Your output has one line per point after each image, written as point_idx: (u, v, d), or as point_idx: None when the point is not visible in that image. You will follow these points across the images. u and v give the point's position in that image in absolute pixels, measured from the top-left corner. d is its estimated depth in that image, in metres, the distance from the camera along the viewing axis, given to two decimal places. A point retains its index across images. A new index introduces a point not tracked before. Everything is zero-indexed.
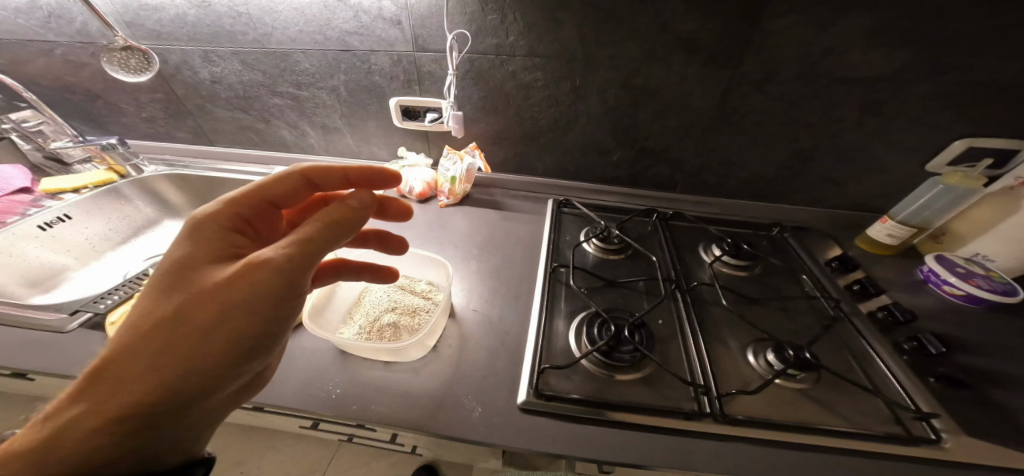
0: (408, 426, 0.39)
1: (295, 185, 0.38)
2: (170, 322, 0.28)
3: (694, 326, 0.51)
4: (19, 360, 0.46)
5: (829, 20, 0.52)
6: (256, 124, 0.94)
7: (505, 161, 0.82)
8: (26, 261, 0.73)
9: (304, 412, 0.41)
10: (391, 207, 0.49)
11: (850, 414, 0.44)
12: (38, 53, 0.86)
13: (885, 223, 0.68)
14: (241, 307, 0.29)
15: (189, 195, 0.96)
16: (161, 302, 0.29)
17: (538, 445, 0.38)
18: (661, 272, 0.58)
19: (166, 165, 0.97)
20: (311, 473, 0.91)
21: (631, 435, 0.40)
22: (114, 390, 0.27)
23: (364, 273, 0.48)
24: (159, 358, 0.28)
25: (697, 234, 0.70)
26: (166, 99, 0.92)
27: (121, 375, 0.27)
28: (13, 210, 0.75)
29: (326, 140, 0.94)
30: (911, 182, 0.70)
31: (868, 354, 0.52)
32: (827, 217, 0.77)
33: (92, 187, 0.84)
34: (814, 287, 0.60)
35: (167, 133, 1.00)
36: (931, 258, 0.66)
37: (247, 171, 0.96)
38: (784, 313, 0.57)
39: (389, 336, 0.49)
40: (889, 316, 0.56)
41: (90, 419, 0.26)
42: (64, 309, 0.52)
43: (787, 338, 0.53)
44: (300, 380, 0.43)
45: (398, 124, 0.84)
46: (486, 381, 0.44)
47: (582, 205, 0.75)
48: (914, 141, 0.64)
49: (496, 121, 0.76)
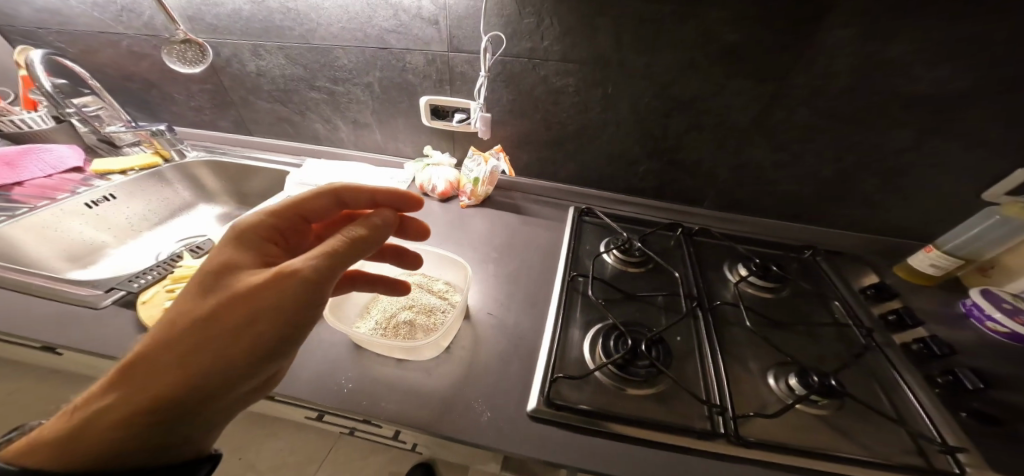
0: (415, 426, 0.38)
1: (328, 201, 0.40)
2: (197, 325, 0.29)
3: (716, 346, 0.48)
4: (53, 333, 0.48)
5: (884, 34, 0.50)
6: (292, 117, 0.98)
7: (528, 165, 0.82)
8: (70, 237, 0.78)
9: (315, 404, 0.40)
10: (410, 227, 0.48)
11: (872, 444, 0.40)
12: (105, 43, 0.93)
13: (929, 252, 0.63)
14: (264, 314, 0.29)
15: (224, 180, 1.01)
16: (194, 305, 0.30)
17: (546, 455, 0.36)
18: (683, 289, 0.56)
19: (206, 152, 1.02)
20: (311, 462, 0.91)
21: (646, 452, 0.37)
22: (139, 388, 0.27)
23: (378, 287, 0.47)
24: (185, 361, 0.28)
25: (723, 252, 0.67)
26: (214, 89, 0.97)
27: (145, 375, 0.27)
28: (63, 187, 0.80)
29: (356, 134, 0.96)
30: (961, 210, 0.66)
31: (897, 384, 0.47)
32: (863, 244, 0.73)
33: (137, 170, 0.89)
34: (846, 315, 0.56)
35: (211, 122, 1.06)
36: (977, 292, 0.60)
37: (279, 161, 1.00)
38: (813, 342, 0.52)
39: (404, 334, 0.49)
40: (924, 349, 0.51)
41: (114, 415, 0.26)
42: (100, 286, 0.55)
43: (815, 365, 0.49)
44: (314, 372, 0.43)
45: (426, 123, 0.86)
46: (497, 387, 0.42)
47: (604, 215, 0.73)
48: (970, 166, 0.60)
49: (523, 125, 0.76)
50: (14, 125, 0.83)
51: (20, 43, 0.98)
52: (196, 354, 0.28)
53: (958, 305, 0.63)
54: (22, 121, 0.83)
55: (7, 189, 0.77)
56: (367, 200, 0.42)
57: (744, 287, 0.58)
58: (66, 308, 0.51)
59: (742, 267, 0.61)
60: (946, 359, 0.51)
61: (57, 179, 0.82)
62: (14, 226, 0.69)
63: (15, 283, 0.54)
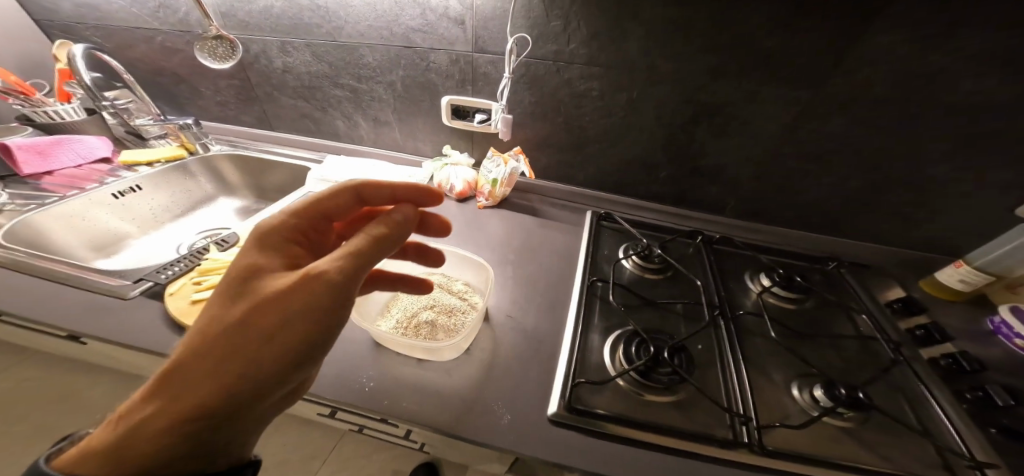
0: (434, 427, 0.38)
1: (348, 199, 0.40)
2: (230, 328, 0.29)
3: (739, 356, 0.46)
4: (81, 322, 0.49)
5: (928, 44, 0.49)
6: (315, 113, 1.00)
7: (547, 168, 0.82)
8: (97, 226, 0.81)
9: (338, 402, 0.41)
10: (432, 222, 0.48)
11: (896, 456, 0.38)
12: (139, 39, 0.97)
13: (958, 267, 0.60)
14: (295, 313, 0.29)
15: (245, 174, 1.03)
16: (224, 310, 0.30)
17: (565, 459, 0.35)
18: (704, 297, 0.54)
19: (229, 145, 1.04)
20: (315, 458, 0.91)
21: (668, 459, 0.36)
22: (178, 395, 0.27)
23: (400, 285, 0.46)
24: (219, 367, 0.28)
25: (745, 262, 0.65)
26: (241, 85, 1.00)
27: (182, 382, 0.28)
28: (90, 178, 0.83)
29: (376, 132, 0.98)
30: (1000, 228, 0.63)
31: (923, 398, 0.45)
32: (893, 259, 0.71)
33: (163, 162, 0.92)
34: (872, 328, 0.54)
35: (235, 117, 1.09)
36: (1006, 309, 0.57)
37: (299, 156, 1.02)
38: (841, 356, 0.50)
39: (425, 334, 0.48)
40: (953, 365, 0.49)
41: (156, 422, 0.27)
42: (128, 277, 0.56)
43: (841, 378, 0.47)
44: (336, 370, 0.44)
45: (447, 123, 0.86)
46: (517, 390, 0.42)
47: (623, 220, 0.72)
48: (1011, 182, 0.57)
49: (545, 128, 0.76)
50: (47, 115, 0.86)
51: (58, 37, 1.01)
52: (231, 356, 0.28)
53: (987, 322, 0.59)
54: (55, 112, 0.86)
55: (38, 178, 0.80)
56: (386, 195, 0.41)
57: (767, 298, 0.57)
58: (97, 296, 0.53)
59: (765, 277, 0.60)
60: (975, 375, 0.48)
61: (86, 170, 0.85)
62: (44, 216, 0.72)
63: (49, 273, 0.55)
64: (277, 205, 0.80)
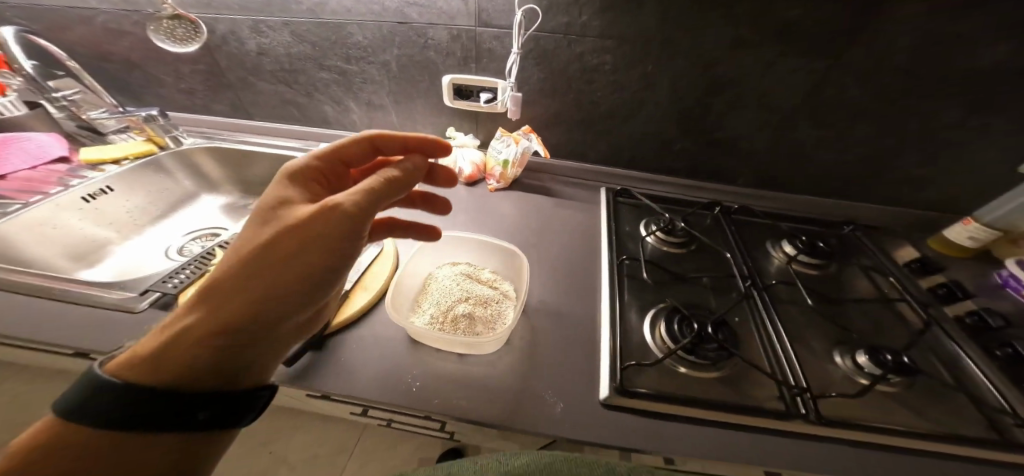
0: (491, 422, 0.38)
1: (363, 147, 0.39)
2: (252, 255, 0.29)
3: (779, 327, 0.48)
4: (87, 341, 0.46)
5: (951, 8, 0.48)
6: (299, 99, 0.93)
7: (557, 146, 0.79)
8: (71, 233, 0.74)
9: (385, 404, 0.41)
10: (441, 174, 0.47)
11: (938, 417, 0.41)
12: (78, 20, 0.86)
13: (967, 225, 0.63)
14: (313, 240, 0.29)
15: (227, 169, 0.96)
16: (249, 237, 0.30)
17: (626, 443, 0.36)
18: (736, 269, 0.56)
19: (203, 138, 0.97)
20: (337, 455, 0.91)
21: (730, 434, 0.37)
22: (206, 315, 0.28)
23: (410, 234, 0.48)
24: (244, 290, 0.28)
25: (766, 231, 0.66)
26: (208, 71, 0.91)
27: (210, 302, 0.28)
28: (49, 181, 0.75)
29: (370, 117, 0.92)
30: (1002, 183, 0.66)
31: (960, 358, 0.48)
32: (899, 219, 0.73)
33: (131, 159, 0.84)
34: (897, 290, 0.56)
35: (205, 106, 1.00)
36: (1014, 263, 0.61)
37: (280, 146, 0.95)
38: (871, 319, 0.53)
39: (464, 327, 0.49)
40: (978, 322, 0.53)
41: (186, 339, 0.27)
42: (130, 289, 0.52)
43: (876, 341, 0.49)
44: (381, 371, 0.43)
45: (449, 104, 0.81)
46: (564, 377, 0.42)
47: (641, 196, 0.72)
48: (1015, 141, 0.60)
49: (554, 104, 0.73)
50: None
51: None
52: (252, 281, 0.29)
53: (994, 275, 0.63)
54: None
55: None
56: (400, 144, 0.40)
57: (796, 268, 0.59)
58: (102, 314, 0.49)
59: (788, 245, 0.61)
60: (999, 332, 0.52)
61: (42, 172, 0.76)
62: (8, 224, 0.65)
63: (41, 289, 0.51)
64: None
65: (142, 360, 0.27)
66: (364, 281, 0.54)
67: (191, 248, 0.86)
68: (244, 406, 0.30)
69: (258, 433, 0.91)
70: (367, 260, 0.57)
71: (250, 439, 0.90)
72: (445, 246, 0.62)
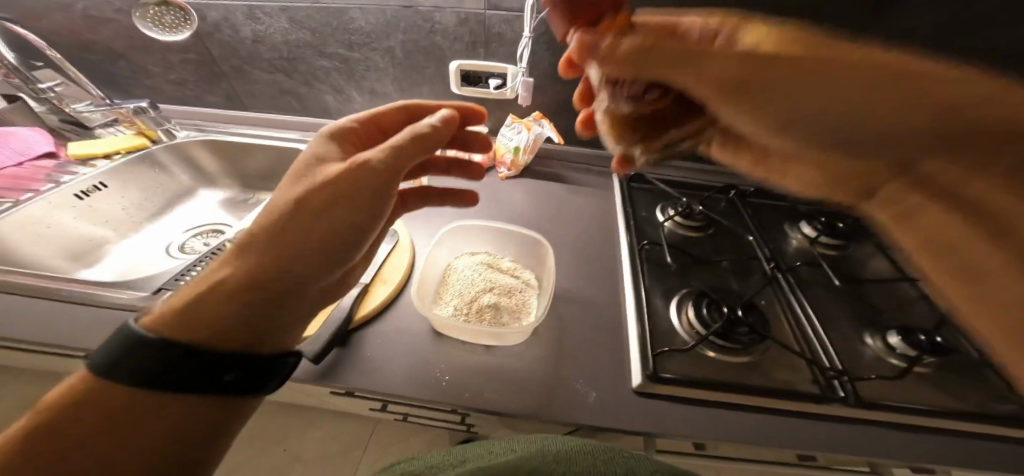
0: (524, 413, 0.39)
1: (401, 117, 0.45)
2: (285, 211, 0.31)
3: (807, 307, 0.48)
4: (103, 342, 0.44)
5: None
6: (297, 88, 0.90)
7: (568, 132, 0.78)
8: (66, 233, 0.72)
9: (423, 400, 0.42)
10: (475, 140, 0.51)
11: (973, 395, 0.42)
12: (55, 8, 0.81)
13: None
14: (334, 202, 0.31)
15: (225, 164, 0.93)
16: (285, 195, 0.33)
17: (671, 430, 0.37)
18: (761, 251, 0.56)
19: (197, 131, 0.93)
20: (351, 451, 0.91)
21: (769, 419, 0.38)
22: (244, 265, 0.31)
23: (447, 200, 0.53)
24: (276, 243, 0.31)
25: (784, 213, 0.66)
26: (200, 60, 0.87)
27: (249, 253, 0.32)
28: (37, 177, 0.73)
29: (372, 106, 0.89)
30: None
31: None
32: None
33: (123, 153, 0.82)
34: None
35: (198, 97, 0.96)
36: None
37: (280, 138, 0.92)
38: (896, 299, 0.53)
39: (490, 317, 0.51)
40: None
41: (227, 286, 0.31)
42: (143, 288, 0.51)
43: (905, 321, 0.50)
44: (416, 365, 0.45)
45: (455, 91, 0.79)
46: (596, 367, 0.43)
47: (657, 181, 0.71)
48: None
49: (565, 90, 0.72)
50: None
51: None
52: (283, 236, 0.31)
53: None
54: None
55: None
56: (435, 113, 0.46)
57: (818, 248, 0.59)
58: (113, 314, 0.47)
59: (807, 226, 0.62)
60: None
61: (29, 168, 0.74)
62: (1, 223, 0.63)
63: (39, 290, 0.49)
64: None
65: (193, 302, 0.31)
66: (382, 275, 0.57)
67: (193, 244, 0.84)
68: (267, 371, 0.34)
69: (273, 430, 0.92)
70: (384, 253, 0.61)
71: (267, 435, 0.91)
72: (462, 238, 0.64)
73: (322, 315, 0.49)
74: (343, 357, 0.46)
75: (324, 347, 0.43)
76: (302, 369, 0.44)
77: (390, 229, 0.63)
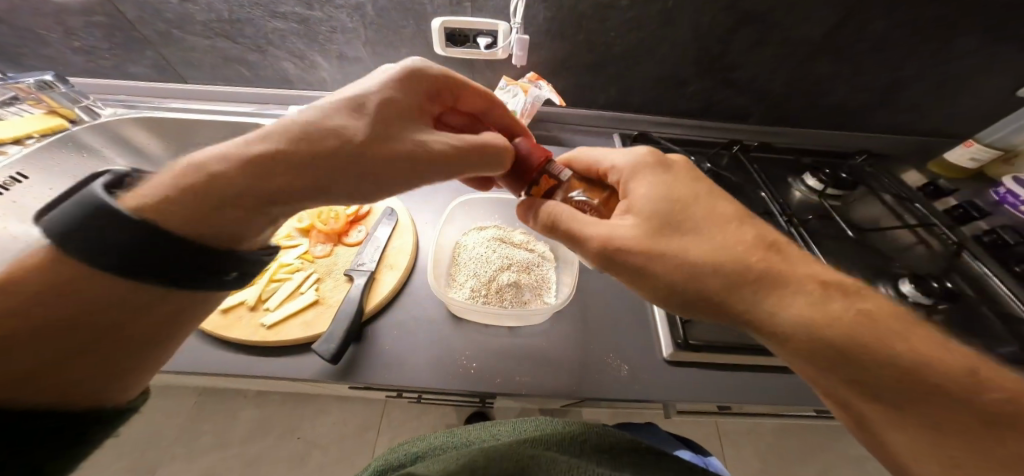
0: (563, 389, 0.46)
1: (479, 100, 0.44)
2: (354, 150, 0.31)
3: (816, 251, 0.56)
4: None
5: None
6: (247, 56, 0.76)
7: (566, 93, 0.74)
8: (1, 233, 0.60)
9: (478, 391, 0.45)
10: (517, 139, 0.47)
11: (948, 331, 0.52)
12: None
13: (970, 147, 0.70)
14: (392, 168, 0.32)
15: (169, 143, 0.80)
16: (359, 130, 0.31)
17: (692, 391, 0.47)
18: (777, 208, 0.61)
19: (127, 108, 0.80)
20: (365, 431, 0.93)
21: (769, 372, 0.49)
22: (283, 178, 0.28)
23: None
24: (331, 177, 0.30)
25: (787, 166, 0.71)
26: (109, 23, 0.69)
27: (291, 166, 0.28)
28: None
29: (343, 73, 0.79)
30: (983, 108, 0.72)
31: (983, 276, 0.58)
32: (892, 146, 0.79)
33: (38, 136, 0.68)
34: (928, 215, 0.63)
35: (119, 69, 0.79)
36: (1011, 180, 0.68)
37: (237, 113, 0.80)
38: (896, 246, 0.62)
39: (512, 296, 0.53)
40: (996, 240, 0.61)
41: (245, 187, 0.27)
42: None
43: (908, 268, 0.59)
44: (471, 355, 0.48)
45: (439, 52, 0.71)
46: (625, 339, 0.51)
47: (660, 140, 0.71)
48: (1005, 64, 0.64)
49: (562, 49, 0.66)
50: None
51: None
52: (339, 170, 0.30)
53: (989, 193, 0.71)
54: None
55: None
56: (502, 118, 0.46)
57: (825, 201, 0.65)
58: None
59: (813, 177, 0.66)
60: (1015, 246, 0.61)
61: None
62: None
63: None
64: None
65: (187, 190, 0.26)
66: (387, 260, 0.55)
67: None
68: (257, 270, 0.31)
69: (283, 418, 0.91)
70: (384, 236, 0.57)
71: (275, 425, 0.90)
72: (473, 216, 0.65)
73: (333, 310, 0.49)
74: (360, 354, 0.46)
75: (341, 346, 0.43)
76: (323, 370, 0.44)
77: (389, 209, 0.60)
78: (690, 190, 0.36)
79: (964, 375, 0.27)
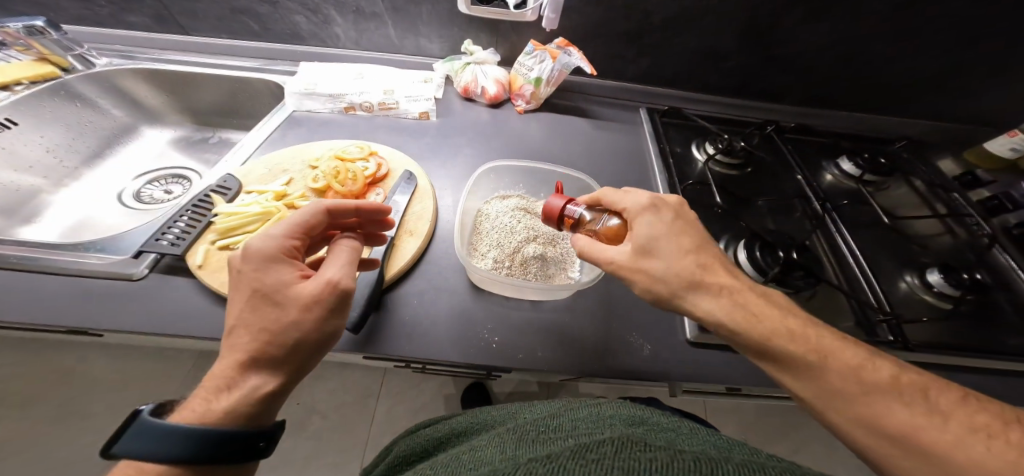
0: (586, 364, 0.44)
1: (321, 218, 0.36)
2: (290, 320, 0.29)
3: (848, 237, 0.54)
4: (114, 318, 0.41)
5: None
6: (256, 6, 0.71)
7: (595, 61, 0.71)
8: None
9: (497, 366, 0.43)
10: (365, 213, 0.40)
11: (977, 321, 0.51)
12: None
13: (1013, 136, 0.67)
14: (325, 309, 0.31)
15: (170, 97, 0.76)
16: (275, 315, 0.30)
17: (716, 371, 0.46)
18: (813, 191, 0.59)
19: (122, 57, 0.73)
20: (365, 400, 0.92)
21: None
22: (271, 356, 0.29)
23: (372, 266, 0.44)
24: (295, 337, 0.30)
25: (821, 150, 0.69)
26: None
27: (267, 360, 0.29)
28: None
29: (357, 30, 0.74)
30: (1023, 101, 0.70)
31: (1010, 268, 0.57)
32: (922, 137, 0.77)
33: (28, 83, 0.63)
34: (960, 205, 0.62)
35: (115, 16, 0.73)
36: None
37: (239, 67, 0.75)
38: (926, 234, 0.61)
39: (537, 270, 0.51)
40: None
41: (265, 381, 0.29)
42: (122, 252, 0.46)
43: (936, 257, 0.57)
44: (489, 324, 0.46)
45: (463, 10, 0.65)
46: (650, 321, 0.49)
47: (691, 115, 0.69)
48: None
49: (598, 13, 0.62)
50: None
51: None
52: (293, 345, 0.30)
53: None
54: None
55: None
56: (352, 211, 0.39)
57: (861, 186, 0.63)
58: (95, 283, 0.43)
59: (850, 162, 0.65)
60: None
61: None
62: None
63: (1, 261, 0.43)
64: (263, 140, 0.64)
65: (227, 410, 0.27)
66: (409, 227, 0.52)
67: (151, 192, 0.73)
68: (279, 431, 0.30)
69: None
70: (406, 200, 0.54)
71: None
72: (496, 184, 0.62)
73: None
74: (380, 320, 0.44)
75: (363, 314, 0.41)
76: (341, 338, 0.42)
77: (409, 173, 0.57)
78: (671, 228, 0.37)
79: (798, 334, 0.34)
